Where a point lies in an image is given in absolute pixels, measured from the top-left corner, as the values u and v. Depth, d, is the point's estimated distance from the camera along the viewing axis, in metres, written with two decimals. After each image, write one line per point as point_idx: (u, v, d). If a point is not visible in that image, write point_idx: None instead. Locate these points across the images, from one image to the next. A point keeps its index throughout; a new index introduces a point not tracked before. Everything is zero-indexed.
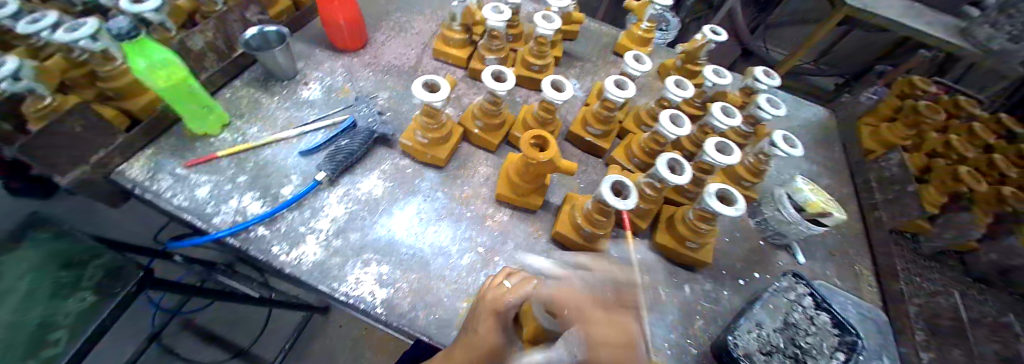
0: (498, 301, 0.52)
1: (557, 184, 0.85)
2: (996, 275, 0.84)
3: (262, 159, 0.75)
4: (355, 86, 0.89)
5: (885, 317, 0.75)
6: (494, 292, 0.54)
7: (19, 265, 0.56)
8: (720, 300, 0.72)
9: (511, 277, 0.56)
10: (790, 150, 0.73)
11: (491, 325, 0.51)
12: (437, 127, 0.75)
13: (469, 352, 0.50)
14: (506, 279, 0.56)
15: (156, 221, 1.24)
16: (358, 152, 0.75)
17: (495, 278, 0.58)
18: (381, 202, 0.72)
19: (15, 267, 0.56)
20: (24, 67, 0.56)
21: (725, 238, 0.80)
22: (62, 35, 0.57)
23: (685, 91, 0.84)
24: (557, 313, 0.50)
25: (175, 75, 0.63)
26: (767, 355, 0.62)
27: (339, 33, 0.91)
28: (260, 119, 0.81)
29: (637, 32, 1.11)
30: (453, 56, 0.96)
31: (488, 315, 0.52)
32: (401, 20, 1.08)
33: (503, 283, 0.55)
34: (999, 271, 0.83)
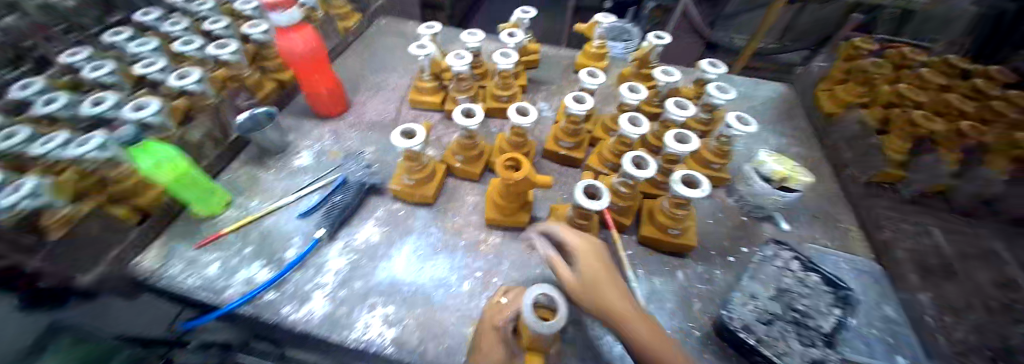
0: (495, 318, 0.59)
1: (542, 200, 0.91)
2: None
3: (263, 229, 0.80)
4: (343, 146, 0.97)
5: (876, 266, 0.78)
6: (497, 311, 0.61)
7: None
8: (715, 280, 0.75)
9: (506, 295, 0.64)
10: (745, 128, 0.79)
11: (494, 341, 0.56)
12: (420, 168, 0.81)
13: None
14: (503, 297, 0.65)
15: None
16: (352, 205, 0.81)
17: (494, 299, 0.64)
18: (380, 246, 0.77)
19: None
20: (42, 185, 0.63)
21: (708, 220, 0.84)
22: (74, 150, 0.66)
23: (639, 93, 0.91)
24: (547, 316, 0.55)
25: (180, 167, 0.72)
26: (767, 325, 0.64)
27: (321, 101, 0.99)
28: (259, 192, 0.88)
29: (592, 49, 1.21)
30: (429, 103, 1.05)
31: (489, 333, 0.58)
32: (378, 80, 1.18)
33: (501, 300, 0.64)
34: None
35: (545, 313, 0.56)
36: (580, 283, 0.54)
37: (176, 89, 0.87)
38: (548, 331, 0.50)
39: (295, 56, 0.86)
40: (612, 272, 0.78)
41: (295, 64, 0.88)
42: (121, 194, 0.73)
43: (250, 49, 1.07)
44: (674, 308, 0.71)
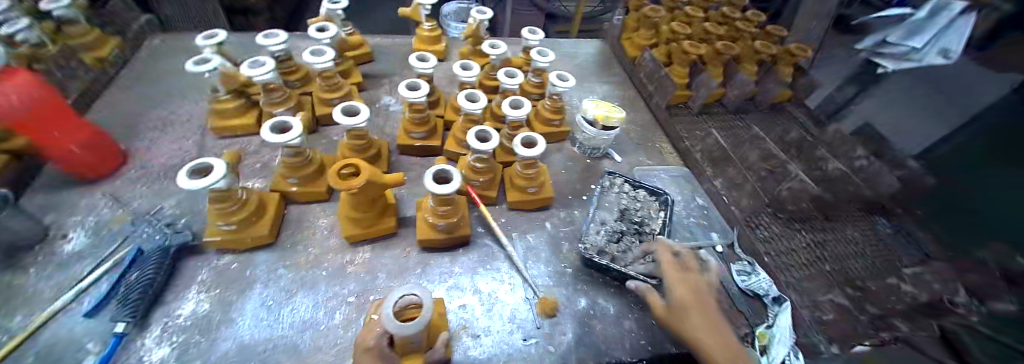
0: (365, 340, 0.52)
1: (407, 198, 0.87)
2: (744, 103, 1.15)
3: (21, 351, 0.57)
4: (132, 209, 0.76)
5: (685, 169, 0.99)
6: (366, 329, 0.54)
7: None
8: (575, 220, 0.85)
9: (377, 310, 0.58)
10: (564, 83, 0.87)
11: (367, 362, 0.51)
12: (236, 207, 0.69)
13: None
14: (375, 315, 0.57)
15: None
16: (158, 280, 0.64)
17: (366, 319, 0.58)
18: (213, 315, 0.64)
19: None
20: None
21: (561, 171, 0.94)
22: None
23: (472, 70, 0.91)
24: (414, 314, 0.52)
25: None
26: (619, 243, 0.76)
27: (74, 158, 0.73)
28: (17, 303, 0.61)
29: (424, 34, 1.17)
30: (239, 127, 0.89)
31: (364, 358, 0.51)
32: (168, 115, 0.95)
33: (372, 318, 0.57)
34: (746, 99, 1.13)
35: (412, 312, 0.53)
36: (671, 306, 0.57)
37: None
38: (413, 330, 0.46)
39: (16, 112, 0.63)
40: (492, 245, 0.80)
41: (22, 119, 0.64)
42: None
43: None
44: (546, 258, 0.78)
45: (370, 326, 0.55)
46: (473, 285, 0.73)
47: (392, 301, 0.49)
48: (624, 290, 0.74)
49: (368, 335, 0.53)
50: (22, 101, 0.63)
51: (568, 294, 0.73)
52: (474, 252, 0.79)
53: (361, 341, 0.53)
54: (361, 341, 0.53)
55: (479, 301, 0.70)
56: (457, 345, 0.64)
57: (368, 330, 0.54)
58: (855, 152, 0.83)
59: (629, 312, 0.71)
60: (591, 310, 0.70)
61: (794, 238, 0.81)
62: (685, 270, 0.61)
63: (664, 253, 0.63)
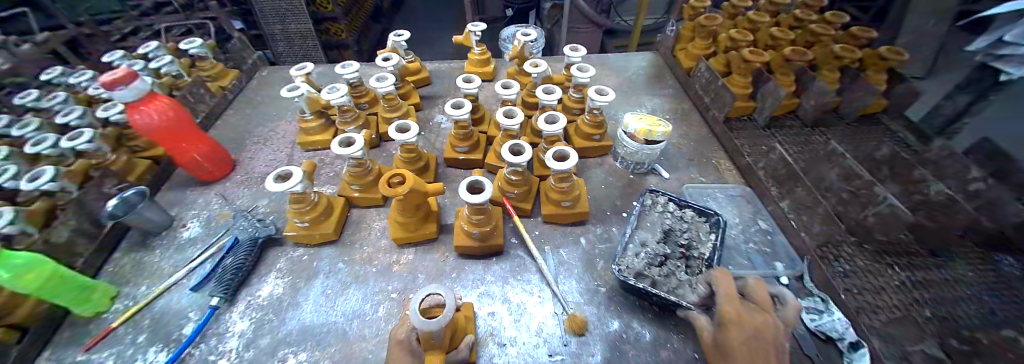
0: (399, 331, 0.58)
1: (449, 207, 0.93)
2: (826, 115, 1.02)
3: (157, 312, 0.75)
4: (234, 206, 0.94)
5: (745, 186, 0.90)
6: (402, 324, 0.60)
7: None
8: (612, 237, 0.82)
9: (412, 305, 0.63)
10: (603, 98, 0.87)
11: (400, 352, 0.56)
12: (310, 208, 0.81)
13: None
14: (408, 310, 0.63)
15: None
16: (246, 265, 0.77)
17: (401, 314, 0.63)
18: (284, 297, 0.75)
19: None
20: None
21: (601, 186, 0.92)
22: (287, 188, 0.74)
23: (512, 87, 0.96)
24: (437, 313, 0.56)
25: (41, 272, 0.64)
26: (660, 266, 0.71)
27: (196, 164, 0.95)
28: (148, 276, 0.82)
29: (474, 57, 1.27)
30: (319, 142, 1.05)
31: (395, 348, 0.57)
32: (267, 132, 1.16)
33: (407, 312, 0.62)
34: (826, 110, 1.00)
35: (436, 311, 0.57)
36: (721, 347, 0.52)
37: (34, 192, 0.83)
38: (435, 327, 0.49)
39: (148, 129, 0.84)
40: (525, 257, 0.81)
41: (153, 135, 0.86)
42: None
43: (112, 132, 1.01)
44: (579, 274, 0.77)
45: (403, 320, 0.60)
46: (503, 294, 0.75)
47: (418, 300, 0.53)
48: (663, 317, 0.69)
49: (400, 329, 0.59)
50: (148, 121, 0.83)
51: (600, 314, 0.70)
52: (506, 262, 0.81)
53: (395, 333, 0.58)
54: (395, 332, 0.58)
55: (507, 309, 0.72)
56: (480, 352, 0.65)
57: (400, 324, 0.60)
58: (967, 173, 0.73)
59: (667, 340, 0.65)
60: (624, 333, 0.67)
61: (883, 274, 0.71)
62: (748, 309, 0.54)
63: (724, 287, 0.56)
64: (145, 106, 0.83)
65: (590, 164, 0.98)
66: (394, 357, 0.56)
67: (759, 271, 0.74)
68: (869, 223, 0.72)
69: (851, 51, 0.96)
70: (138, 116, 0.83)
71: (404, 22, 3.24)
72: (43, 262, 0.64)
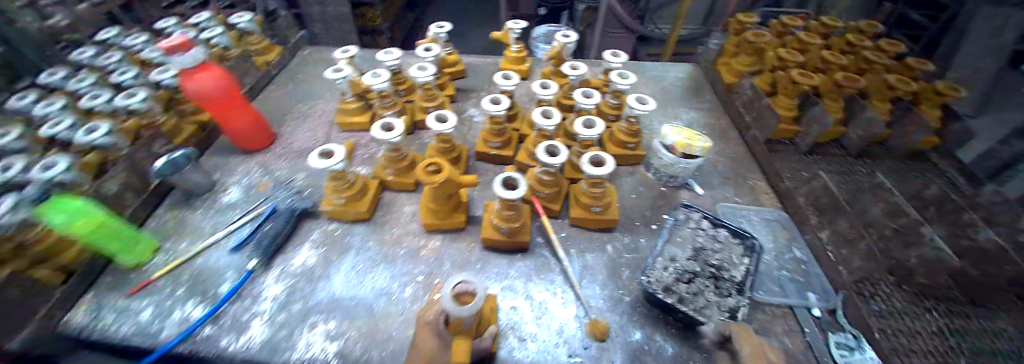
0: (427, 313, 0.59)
1: (477, 199, 0.94)
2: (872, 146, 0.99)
3: (196, 268, 0.79)
4: (273, 177, 0.97)
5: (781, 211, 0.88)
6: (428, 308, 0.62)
7: None
8: (640, 247, 0.82)
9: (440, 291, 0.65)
10: (643, 107, 0.87)
11: (425, 333, 0.57)
12: (348, 186, 0.84)
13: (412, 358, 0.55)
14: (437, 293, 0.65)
15: None
16: (283, 233, 0.81)
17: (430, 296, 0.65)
18: (316, 268, 0.78)
19: None
20: None
21: (632, 195, 0.92)
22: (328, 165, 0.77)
23: (551, 88, 0.96)
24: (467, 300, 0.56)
25: (95, 221, 0.69)
26: (689, 282, 0.71)
27: (245, 135, 0.99)
28: (188, 234, 0.86)
29: (511, 54, 1.28)
30: (356, 124, 1.07)
31: (424, 327, 0.58)
32: (306, 108, 1.19)
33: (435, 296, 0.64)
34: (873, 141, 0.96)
35: (466, 298, 0.57)
36: None
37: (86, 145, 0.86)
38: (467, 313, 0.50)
39: (198, 95, 0.87)
40: (549, 257, 0.82)
41: (205, 101, 0.89)
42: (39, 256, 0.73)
43: (164, 95, 1.05)
44: (604, 280, 0.77)
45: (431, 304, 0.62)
46: (527, 291, 0.75)
47: (450, 286, 0.54)
48: (688, 334, 0.68)
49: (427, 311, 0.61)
50: (200, 87, 0.86)
51: (624, 323, 0.70)
52: (530, 260, 0.82)
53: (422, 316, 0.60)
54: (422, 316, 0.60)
55: (530, 306, 0.73)
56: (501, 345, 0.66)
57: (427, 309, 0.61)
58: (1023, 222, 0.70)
59: (691, 358, 0.64)
60: (646, 345, 0.66)
61: (920, 318, 0.70)
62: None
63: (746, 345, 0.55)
64: (197, 73, 0.86)
65: (622, 172, 0.98)
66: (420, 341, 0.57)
67: (790, 300, 0.73)
68: (912, 264, 0.70)
69: (906, 83, 0.93)
70: (189, 82, 0.85)
71: (437, 13, 3.27)
72: (97, 213, 0.70)
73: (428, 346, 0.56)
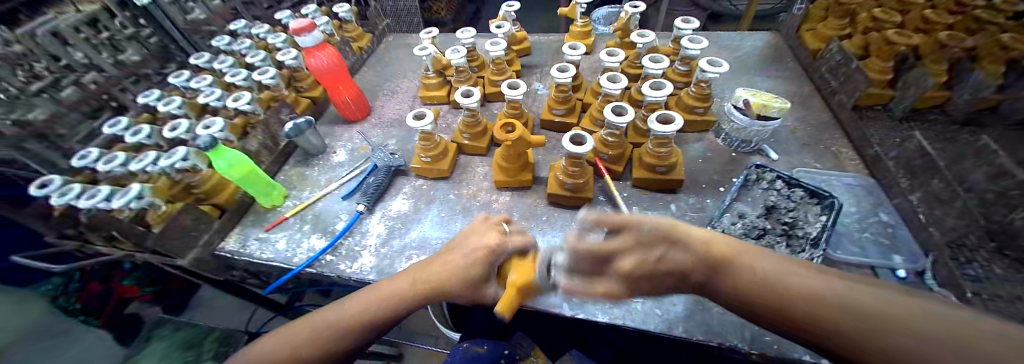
0: (497, 241, 0.60)
1: (542, 162, 1.02)
2: (986, 112, 0.89)
3: (316, 211, 0.97)
4: (370, 142, 1.15)
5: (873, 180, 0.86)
6: (489, 225, 0.65)
7: (159, 351, 1.06)
8: (705, 207, 0.84)
9: (507, 223, 0.66)
10: (715, 69, 0.90)
11: (479, 257, 0.60)
12: (434, 146, 0.96)
13: (450, 273, 0.60)
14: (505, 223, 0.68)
15: (240, 317, 1.50)
16: (383, 185, 0.97)
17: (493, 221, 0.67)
18: (408, 214, 0.92)
19: (158, 351, 1.05)
20: (146, 188, 0.86)
21: (698, 160, 0.94)
22: (419, 125, 0.89)
23: (618, 55, 1.02)
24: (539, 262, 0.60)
25: (245, 167, 0.90)
26: (758, 238, 0.72)
27: (349, 107, 1.18)
28: (309, 185, 1.05)
29: (576, 29, 1.34)
30: (436, 97, 1.21)
31: (484, 250, 0.60)
32: (393, 86, 1.36)
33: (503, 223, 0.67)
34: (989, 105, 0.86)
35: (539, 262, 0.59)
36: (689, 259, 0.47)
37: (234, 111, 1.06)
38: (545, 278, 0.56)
39: (317, 69, 1.06)
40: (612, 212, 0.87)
41: (321, 75, 1.07)
42: (203, 195, 0.95)
43: (285, 74, 1.26)
44: None
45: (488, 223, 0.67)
46: None
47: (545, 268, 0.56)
48: None
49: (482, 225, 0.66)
50: (318, 63, 1.04)
51: None
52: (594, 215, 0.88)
53: (487, 235, 0.62)
54: (488, 235, 0.62)
55: None
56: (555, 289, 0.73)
57: (490, 227, 0.64)
58: None
59: None
60: None
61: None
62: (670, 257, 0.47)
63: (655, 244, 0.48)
64: (320, 53, 1.05)
65: (689, 138, 1.01)
66: (469, 260, 0.60)
67: (871, 260, 0.71)
68: (1016, 228, 0.65)
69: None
70: (315, 60, 1.04)
71: (495, 2, 3.38)
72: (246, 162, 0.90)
73: (459, 266, 0.60)
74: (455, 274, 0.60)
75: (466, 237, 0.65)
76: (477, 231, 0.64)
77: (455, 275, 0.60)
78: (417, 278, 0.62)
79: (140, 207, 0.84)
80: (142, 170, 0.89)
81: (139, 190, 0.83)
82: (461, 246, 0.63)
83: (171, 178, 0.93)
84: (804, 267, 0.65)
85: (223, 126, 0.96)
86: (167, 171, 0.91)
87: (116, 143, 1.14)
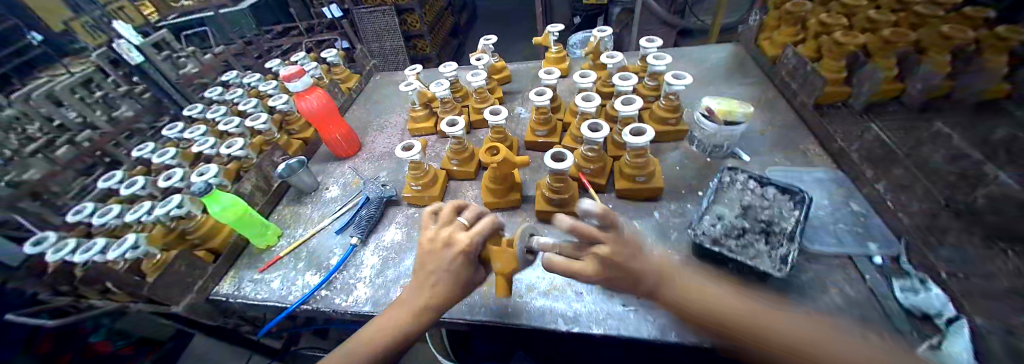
0: (466, 243, 0.59)
1: (529, 181, 1.05)
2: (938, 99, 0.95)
3: (310, 248, 0.98)
4: (361, 176, 1.18)
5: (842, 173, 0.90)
6: (449, 228, 0.63)
7: None
8: (687, 211, 0.88)
9: (466, 214, 0.65)
10: (680, 82, 0.96)
11: (460, 265, 0.60)
12: (422, 175, 1.00)
13: (436, 288, 0.60)
14: (459, 216, 0.66)
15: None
16: (375, 216, 0.99)
17: (447, 213, 0.65)
18: (402, 242, 0.94)
19: None
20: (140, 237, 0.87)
21: (677, 168, 0.99)
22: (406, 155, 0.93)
23: (590, 76, 1.08)
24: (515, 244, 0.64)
25: (239, 210, 0.92)
26: (738, 237, 0.74)
27: (339, 145, 1.22)
28: (302, 222, 1.06)
29: (551, 55, 1.42)
30: (423, 128, 1.26)
31: (458, 256, 0.59)
32: (382, 121, 1.42)
33: (457, 218, 0.65)
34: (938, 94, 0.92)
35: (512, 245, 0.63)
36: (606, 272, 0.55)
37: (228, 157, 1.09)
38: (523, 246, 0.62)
39: (308, 112, 1.11)
40: None
41: (312, 117, 1.12)
42: (197, 241, 0.96)
43: (277, 117, 1.31)
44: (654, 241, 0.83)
45: (447, 223, 0.64)
46: None
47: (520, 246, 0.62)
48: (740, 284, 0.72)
49: (443, 231, 0.62)
50: (309, 106, 1.09)
51: None
52: None
53: (456, 242, 0.60)
54: (457, 240, 0.60)
55: None
56: (549, 304, 0.75)
57: (453, 230, 0.62)
58: None
59: None
60: None
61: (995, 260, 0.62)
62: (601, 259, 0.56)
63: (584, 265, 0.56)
64: (310, 95, 1.10)
65: (665, 148, 1.06)
66: (454, 270, 0.60)
67: (846, 249, 0.75)
68: (979, 206, 0.67)
69: (966, 31, 0.87)
70: (306, 102, 1.09)
71: (476, 37, 3.54)
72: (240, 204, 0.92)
73: (450, 281, 0.60)
74: (448, 289, 0.60)
75: (433, 249, 0.61)
76: (443, 240, 0.61)
77: (451, 293, 0.60)
78: (413, 312, 0.60)
79: (134, 256, 0.84)
80: (137, 220, 0.90)
81: (135, 240, 0.84)
82: (438, 263, 0.60)
83: (165, 226, 0.94)
84: (782, 262, 0.68)
85: (217, 172, 1.00)
86: (161, 219, 0.92)
87: (110, 196, 1.16)
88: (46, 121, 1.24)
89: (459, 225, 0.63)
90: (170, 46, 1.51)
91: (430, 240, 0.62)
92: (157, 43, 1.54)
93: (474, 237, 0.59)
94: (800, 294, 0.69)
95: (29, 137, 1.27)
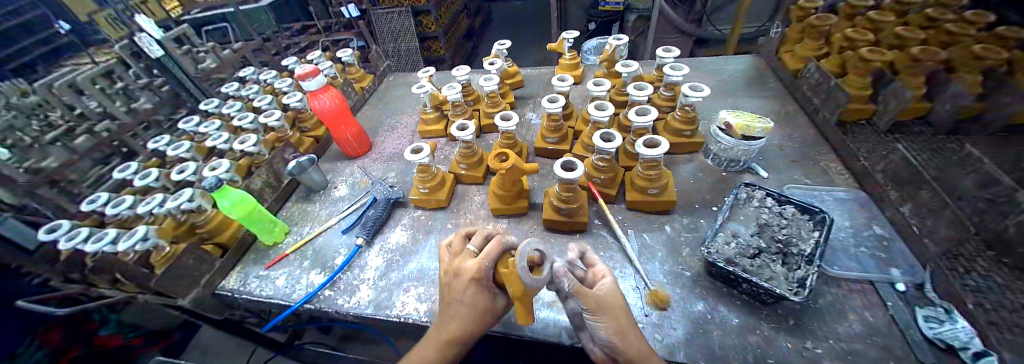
0: (474, 270, 0.58)
1: (538, 188, 1.04)
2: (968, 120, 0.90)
3: (316, 246, 0.98)
4: (370, 176, 1.18)
5: (863, 193, 0.87)
6: (460, 258, 0.62)
7: None
8: (700, 227, 0.85)
9: (473, 240, 0.64)
10: (698, 93, 0.94)
11: (474, 292, 0.59)
12: (431, 178, 0.99)
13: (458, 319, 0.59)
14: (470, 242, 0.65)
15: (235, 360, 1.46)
16: (382, 217, 0.98)
17: (455, 245, 0.65)
18: (407, 245, 0.93)
19: None
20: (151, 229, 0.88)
21: (691, 181, 0.96)
22: (415, 158, 0.92)
23: (604, 85, 1.07)
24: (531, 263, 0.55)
25: (248, 206, 0.92)
26: (754, 257, 0.71)
27: (349, 145, 1.23)
28: (309, 220, 1.07)
29: (565, 62, 1.41)
30: (433, 131, 1.26)
31: (470, 283, 0.58)
32: (393, 122, 1.42)
33: (467, 246, 0.64)
34: (969, 116, 0.88)
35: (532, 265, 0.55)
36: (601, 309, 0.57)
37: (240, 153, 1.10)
38: (534, 283, 0.52)
39: (319, 111, 1.11)
40: (607, 236, 0.87)
41: (322, 116, 1.13)
42: (206, 235, 0.96)
43: (291, 115, 1.33)
44: (664, 257, 0.80)
45: (458, 253, 0.64)
46: None
47: (523, 257, 0.52)
48: (753, 306, 0.69)
49: (454, 261, 0.62)
50: (320, 105, 1.10)
51: (685, 295, 0.72)
52: (589, 239, 0.88)
53: (465, 270, 0.59)
54: (465, 268, 0.59)
55: None
56: (554, 317, 0.72)
57: (462, 260, 0.61)
58: None
59: (756, 327, 0.66)
60: (709, 314, 0.68)
61: None
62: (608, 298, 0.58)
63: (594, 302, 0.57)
64: (324, 94, 1.11)
65: (679, 160, 1.03)
66: (468, 299, 0.59)
67: (868, 275, 0.71)
68: (1010, 234, 0.64)
69: (997, 51, 0.82)
70: (319, 101, 1.10)
71: (491, 40, 3.55)
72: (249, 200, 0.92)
73: (468, 312, 0.59)
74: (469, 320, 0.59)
75: (448, 281, 0.61)
76: (453, 270, 0.61)
77: (470, 323, 0.59)
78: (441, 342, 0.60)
79: (144, 247, 0.86)
80: (150, 211, 0.91)
81: (145, 231, 0.85)
82: (453, 294, 0.60)
83: (176, 219, 0.95)
84: (799, 285, 0.64)
85: (229, 168, 1.01)
86: (173, 212, 0.94)
87: (125, 187, 1.18)
88: (69, 111, 1.27)
89: (467, 253, 0.62)
90: (191, 41, 1.54)
91: (445, 272, 0.63)
92: (178, 38, 1.57)
93: (481, 263, 0.58)
94: (818, 318, 0.66)
95: (51, 124, 1.30)
